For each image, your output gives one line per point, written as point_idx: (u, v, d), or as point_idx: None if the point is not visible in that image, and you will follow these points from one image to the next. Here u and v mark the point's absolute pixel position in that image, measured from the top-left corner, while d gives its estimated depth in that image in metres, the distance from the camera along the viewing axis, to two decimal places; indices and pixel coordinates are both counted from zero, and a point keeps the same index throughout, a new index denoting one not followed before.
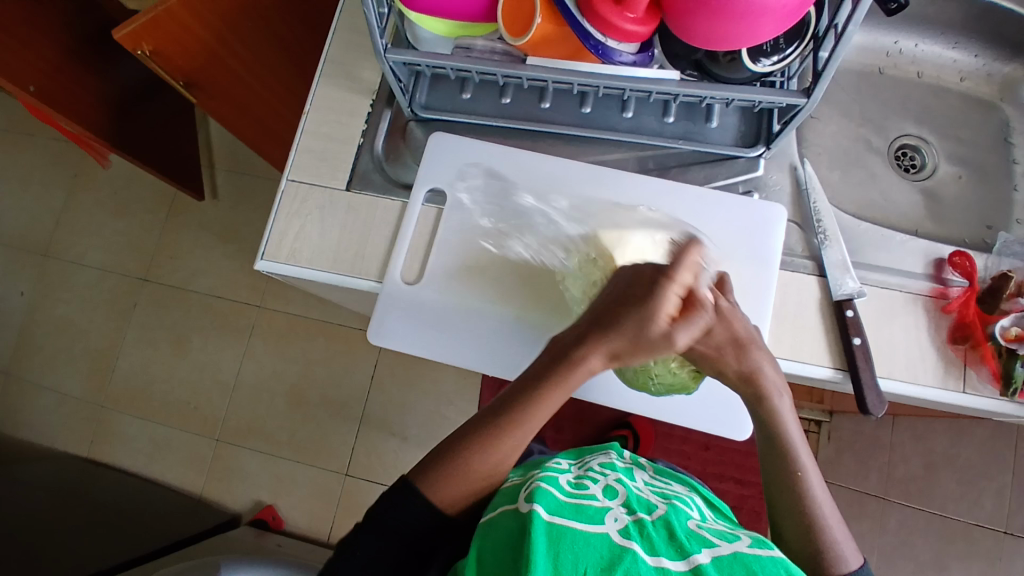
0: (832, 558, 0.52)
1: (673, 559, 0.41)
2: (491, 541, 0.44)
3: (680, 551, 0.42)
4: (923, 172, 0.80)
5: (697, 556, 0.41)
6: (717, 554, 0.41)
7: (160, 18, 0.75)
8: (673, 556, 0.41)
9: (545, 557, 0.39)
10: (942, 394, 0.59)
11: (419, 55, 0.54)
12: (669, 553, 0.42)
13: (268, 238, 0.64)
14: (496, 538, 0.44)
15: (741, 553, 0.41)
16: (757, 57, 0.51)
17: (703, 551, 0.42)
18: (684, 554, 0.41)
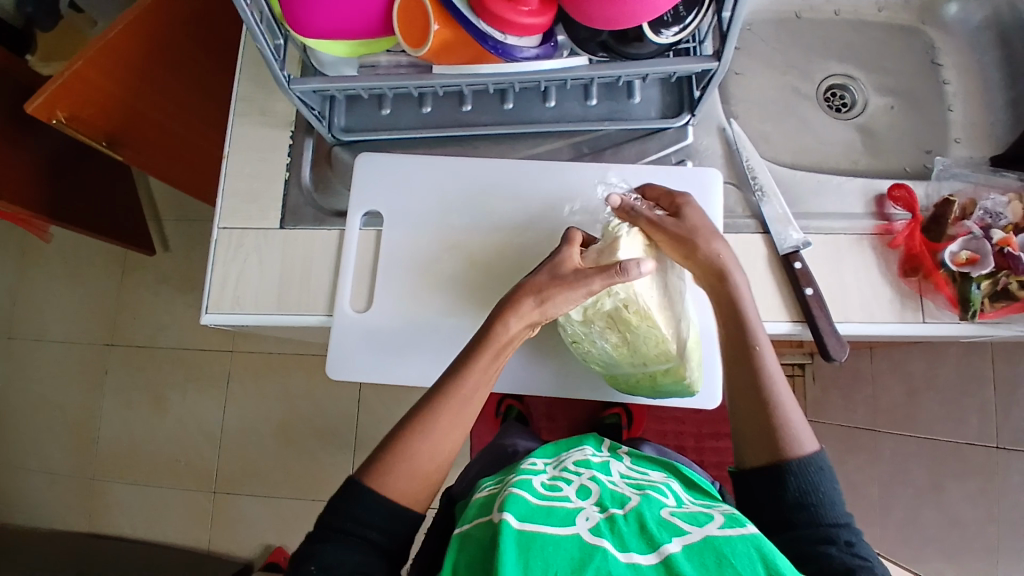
0: (790, 440, 0.53)
1: (644, 553, 0.41)
2: (464, 556, 0.43)
3: (650, 542, 0.42)
4: (854, 109, 0.80)
5: (668, 546, 0.41)
6: (687, 543, 0.41)
7: (66, 82, 0.73)
8: (644, 549, 0.41)
9: (515, 565, 0.38)
10: (899, 328, 0.60)
11: (326, 81, 0.53)
12: (640, 546, 0.42)
13: (209, 289, 0.63)
14: (470, 553, 0.43)
15: (713, 536, 0.42)
16: (658, 29, 0.49)
17: (673, 541, 0.42)
18: (654, 545, 0.41)
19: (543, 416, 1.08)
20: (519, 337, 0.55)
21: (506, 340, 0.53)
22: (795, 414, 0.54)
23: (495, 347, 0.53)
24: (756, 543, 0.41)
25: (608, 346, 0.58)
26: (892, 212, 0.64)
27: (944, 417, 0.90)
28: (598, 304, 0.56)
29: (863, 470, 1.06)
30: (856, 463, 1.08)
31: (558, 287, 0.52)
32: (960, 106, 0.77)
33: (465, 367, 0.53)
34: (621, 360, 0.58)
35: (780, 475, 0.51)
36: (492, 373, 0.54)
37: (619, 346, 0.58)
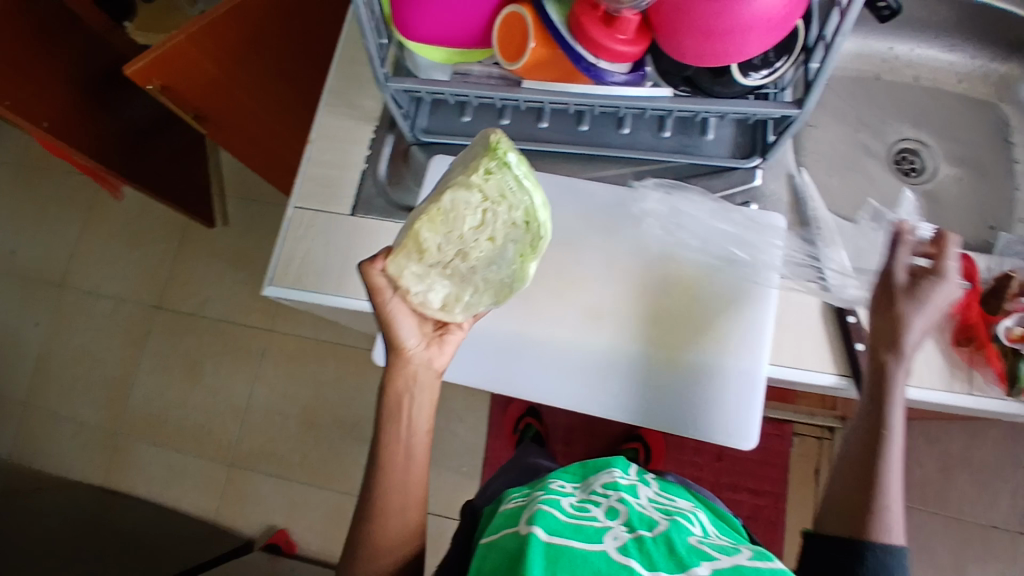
0: (879, 526, 0.51)
1: (673, 572, 0.42)
2: (491, 564, 0.44)
3: (679, 564, 0.43)
4: (923, 175, 0.80)
5: (697, 569, 0.42)
6: (717, 567, 0.42)
7: (170, 52, 0.78)
8: (673, 569, 0.42)
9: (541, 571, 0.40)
10: (953, 398, 0.59)
11: (420, 83, 0.56)
12: (668, 567, 0.43)
13: (274, 263, 0.65)
14: (495, 561, 0.44)
15: (742, 565, 0.43)
16: (746, 71, 0.51)
17: (702, 565, 0.43)
18: (682, 566, 0.42)
19: (562, 439, 1.10)
20: (408, 381, 0.55)
21: (390, 391, 0.55)
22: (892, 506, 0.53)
23: (389, 399, 0.55)
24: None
25: (480, 237, 0.54)
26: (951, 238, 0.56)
27: None
28: (424, 278, 0.54)
29: None
30: None
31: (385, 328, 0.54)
32: None
33: (392, 418, 0.56)
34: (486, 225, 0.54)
35: (857, 550, 0.50)
36: (418, 421, 0.56)
37: (473, 229, 0.54)
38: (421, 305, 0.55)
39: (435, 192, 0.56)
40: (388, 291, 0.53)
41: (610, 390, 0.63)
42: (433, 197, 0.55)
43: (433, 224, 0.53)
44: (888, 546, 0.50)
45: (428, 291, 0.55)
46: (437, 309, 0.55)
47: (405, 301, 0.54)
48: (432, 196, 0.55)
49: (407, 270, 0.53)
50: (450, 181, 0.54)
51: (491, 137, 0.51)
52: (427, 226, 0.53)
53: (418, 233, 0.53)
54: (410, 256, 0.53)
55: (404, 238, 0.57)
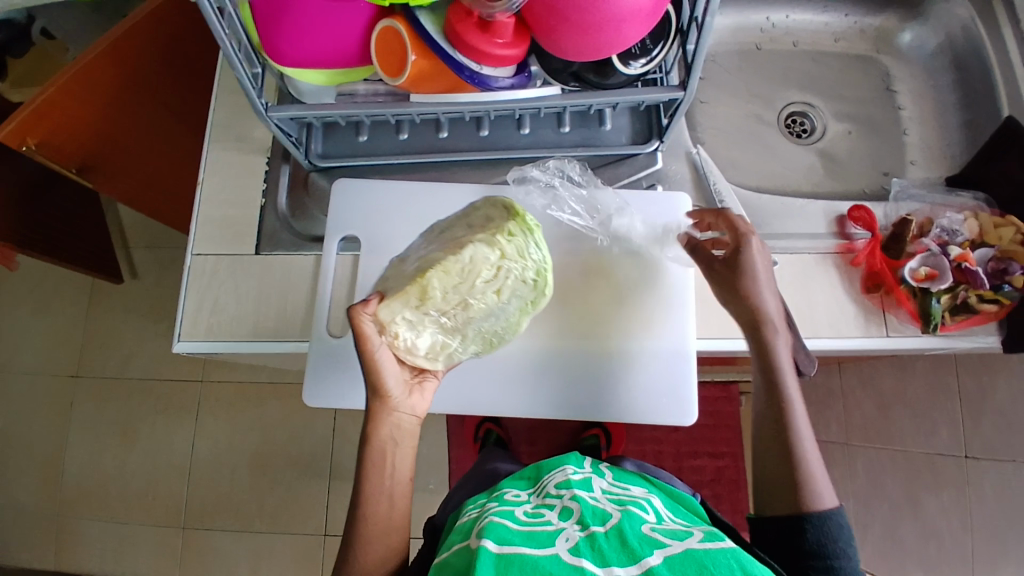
0: (813, 493, 0.53)
1: (625, 565, 0.41)
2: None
3: (631, 556, 0.42)
4: (814, 135, 0.83)
5: (649, 559, 0.41)
6: (668, 554, 0.41)
7: (39, 108, 0.72)
8: (625, 562, 0.41)
9: None
10: (865, 342, 0.62)
11: (304, 108, 0.53)
12: (621, 560, 0.42)
13: (181, 316, 0.62)
14: None
15: (693, 548, 0.42)
16: (627, 61, 0.51)
17: (654, 553, 0.42)
18: (635, 558, 0.41)
19: (523, 440, 1.06)
20: (390, 429, 0.53)
21: (372, 443, 0.53)
22: (820, 470, 0.54)
23: (372, 449, 0.53)
24: (737, 558, 0.41)
25: (488, 292, 0.55)
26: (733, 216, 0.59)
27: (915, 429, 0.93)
28: (415, 325, 0.54)
29: (839, 483, 1.07)
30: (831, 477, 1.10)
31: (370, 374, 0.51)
32: (915, 130, 0.82)
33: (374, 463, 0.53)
34: (498, 283, 0.55)
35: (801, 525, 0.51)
36: (403, 464, 0.54)
37: (486, 284, 0.54)
38: (405, 351, 0.54)
39: (435, 242, 0.57)
40: (376, 337, 0.51)
41: (548, 388, 0.63)
42: (435, 246, 0.56)
43: (443, 274, 0.53)
44: (821, 511, 0.52)
45: (416, 337, 0.54)
46: (422, 355, 0.54)
47: (392, 346, 0.53)
48: (432, 246, 0.56)
49: (399, 315, 0.52)
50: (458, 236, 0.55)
51: (514, 205, 0.56)
52: (439, 277, 0.53)
53: (426, 281, 0.52)
54: (407, 303, 0.53)
55: (392, 278, 0.56)
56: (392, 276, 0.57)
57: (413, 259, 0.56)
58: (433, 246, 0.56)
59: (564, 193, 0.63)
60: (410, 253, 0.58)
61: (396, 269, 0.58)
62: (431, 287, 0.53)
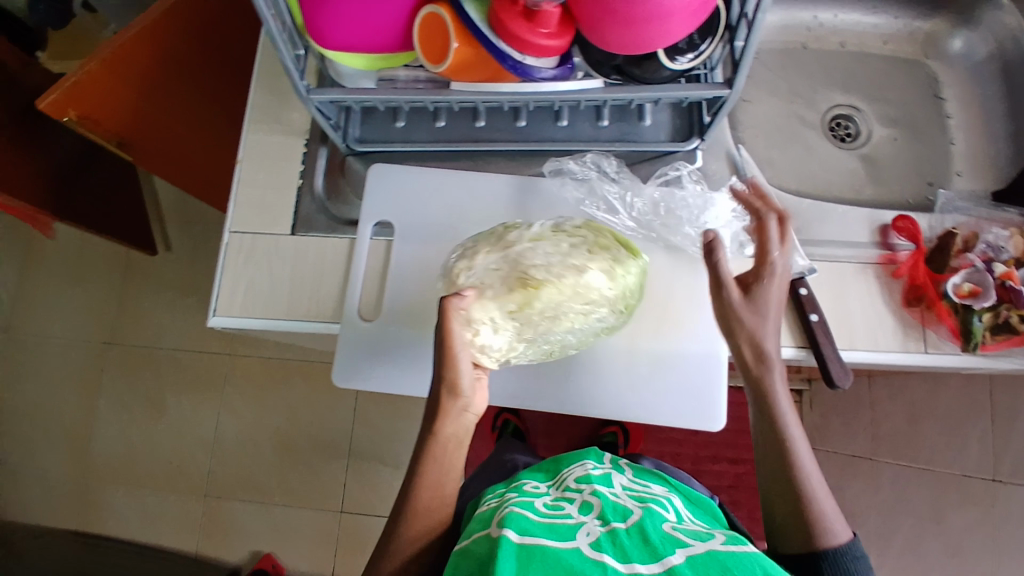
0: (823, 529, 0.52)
1: (647, 562, 0.40)
2: (462, 567, 0.43)
3: (654, 553, 0.41)
4: (858, 139, 0.81)
5: (672, 557, 0.41)
6: (690, 553, 0.41)
7: (81, 83, 0.74)
8: (647, 559, 0.41)
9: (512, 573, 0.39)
10: (904, 357, 0.60)
11: (345, 92, 0.53)
12: (643, 557, 0.41)
13: (217, 293, 0.63)
14: (469, 564, 0.42)
15: (717, 550, 0.41)
16: (673, 56, 0.50)
17: (676, 552, 0.41)
18: (657, 556, 0.41)
19: (541, 432, 1.05)
20: (456, 427, 0.54)
21: (440, 436, 0.53)
22: (829, 505, 0.53)
23: (437, 440, 0.53)
24: (760, 563, 0.40)
25: (575, 315, 0.57)
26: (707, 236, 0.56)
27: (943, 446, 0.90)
28: (497, 323, 0.55)
29: (861, 495, 1.05)
30: (853, 489, 1.08)
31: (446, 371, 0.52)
32: (963, 138, 0.79)
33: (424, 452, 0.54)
34: (592, 311, 0.57)
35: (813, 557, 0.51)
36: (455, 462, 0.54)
37: (581, 309, 0.56)
38: (479, 349, 0.55)
39: (544, 246, 0.57)
40: (463, 330, 0.53)
41: (574, 385, 0.63)
42: (545, 253, 0.56)
43: (552, 287, 0.55)
44: (835, 546, 0.51)
45: (494, 338, 0.55)
46: (493, 356, 0.56)
47: (471, 343, 0.54)
48: (542, 251, 0.57)
49: (490, 314, 0.55)
50: (573, 252, 0.57)
51: (629, 240, 0.59)
52: (550, 291, 0.55)
53: (536, 293, 0.55)
54: (502, 304, 0.55)
55: (485, 276, 0.56)
56: (484, 270, 0.56)
57: (520, 257, 0.56)
58: (544, 252, 0.56)
59: (599, 187, 0.63)
60: (508, 245, 0.57)
61: (491, 257, 0.57)
62: (529, 292, 0.55)
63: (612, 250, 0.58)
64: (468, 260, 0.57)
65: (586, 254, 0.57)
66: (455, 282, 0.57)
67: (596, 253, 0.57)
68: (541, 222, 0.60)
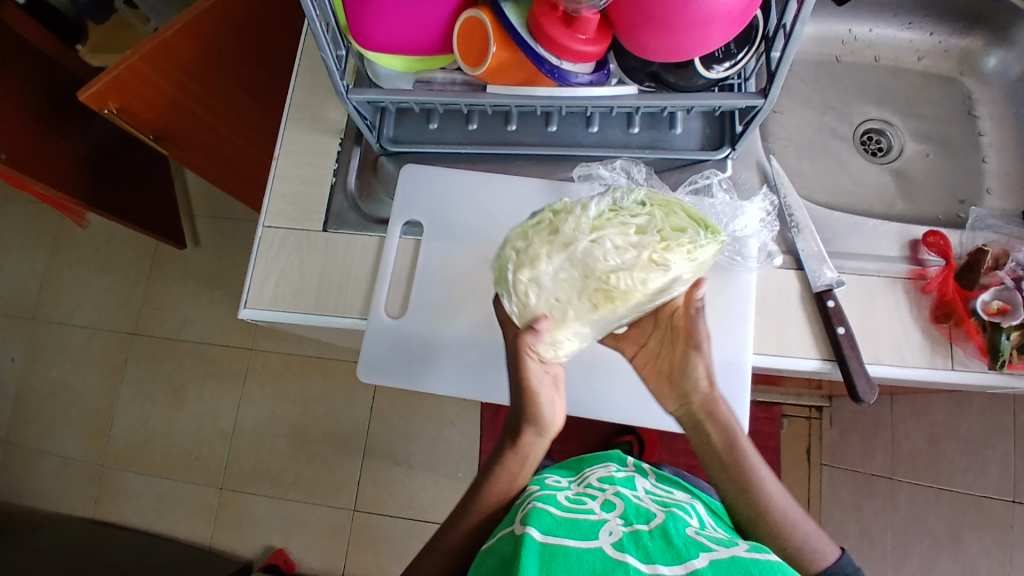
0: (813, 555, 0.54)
1: (670, 564, 0.40)
2: (486, 565, 0.43)
3: (677, 556, 0.41)
4: (890, 154, 0.81)
5: (695, 560, 0.41)
6: (714, 558, 0.41)
7: (122, 76, 0.76)
8: (670, 562, 0.41)
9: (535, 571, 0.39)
10: (931, 373, 0.60)
11: (382, 93, 0.54)
12: (665, 558, 0.41)
13: (249, 285, 0.64)
14: (490, 562, 0.43)
15: (741, 556, 0.41)
16: (709, 64, 0.51)
17: (700, 556, 0.41)
18: (680, 559, 0.41)
19: (555, 437, 1.06)
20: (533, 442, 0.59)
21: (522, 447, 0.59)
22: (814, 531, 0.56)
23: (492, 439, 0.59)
24: (784, 571, 0.39)
25: (648, 303, 0.55)
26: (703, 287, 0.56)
27: (962, 467, 0.89)
28: (569, 338, 0.55)
29: (880, 515, 1.04)
30: (872, 508, 1.06)
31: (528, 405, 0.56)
32: (996, 157, 0.78)
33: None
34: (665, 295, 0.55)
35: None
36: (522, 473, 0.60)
37: (655, 297, 0.54)
38: (556, 358, 0.57)
39: (610, 238, 0.51)
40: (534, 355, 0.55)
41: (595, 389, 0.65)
42: (614, 245, 0.51)
43: (629, 293, 0.52)
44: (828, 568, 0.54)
45: (569, 346, 0.56)
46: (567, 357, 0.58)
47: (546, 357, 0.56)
48: (609, 244, 0.51)
49: (564, 335, 0.55)
50: (643, 242, 0.51)
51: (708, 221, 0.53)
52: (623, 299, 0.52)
53: (616, 299, 0.52)
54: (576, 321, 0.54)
55: (556, 290, 0.52)
56: (553, 280, 0.52)
57: (585, 254, 0.51)
58: (611, 245, 0.51)
59: None
60: (568, 241, 0.52)
61: (553, 261, 0.52)
62: (604, 303, 0.52)
63: (684, 232, 0.52)
64: (530, 268, 0.52)
65: (658, 244, 0.51)
66: (525, 301, 0.53)
67: (668, 239, 0.52)
68: (599, 199, 0.53)
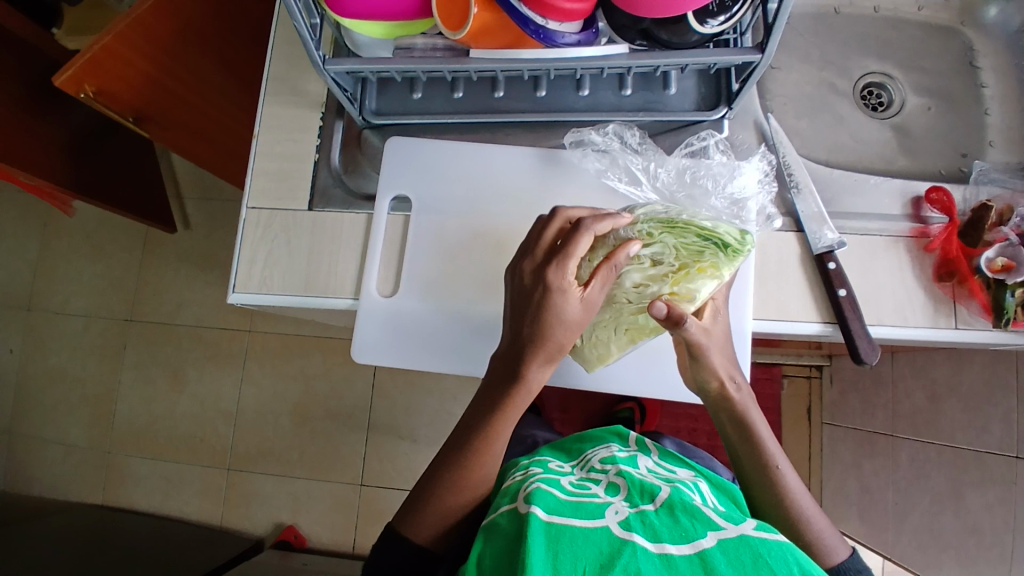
0: (823, 551, 0.54)
1: (678, 544, 0.40)
2: (490, 543, 0.43)
3: (685, 535, 0.41)
4: (891, 109, 0.78)
5: (703, 539, 0.40)
6: (723, 537, 0.40)
7: (95, 55, 0.73)
8: (678, 541, 0.40)
9: (542, 553, 0.38)
10: (933, 333, 0.59)
11: (361, 62, 0.52)
12: (673, 537, 0.41)
13: (236, 267, 0.63)
14: (496, 541, 0.43)
15: (748, 535, 0.40)
16: (704, 18, 0.48)
17: (708, 534, 0.40)
18: (688, 538, 0.40)
19: (557, 406, 1.06)
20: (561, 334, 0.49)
21: (526, 383, 0.51)
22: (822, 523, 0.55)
23: None
24: (794, 555, 0.38)
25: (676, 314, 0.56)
26: (661, 313, 0.49)
27: (963, 424, 0.89)
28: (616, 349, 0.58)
29: (882, 472, 1.04)
30: (874, 465, 1.07)
31: (554, 323, 0.47)
32: (998, 109, 0.76)
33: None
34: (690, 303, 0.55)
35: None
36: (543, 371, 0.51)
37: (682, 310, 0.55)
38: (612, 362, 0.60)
39: (628, 276, 0.52)
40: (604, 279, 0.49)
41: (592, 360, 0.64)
42: (633, 283, 0.52)
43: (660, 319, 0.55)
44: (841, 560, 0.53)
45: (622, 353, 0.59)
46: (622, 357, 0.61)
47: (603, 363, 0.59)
48: (629, 283, 0.52)
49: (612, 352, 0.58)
50: (662, 273, 0.52)
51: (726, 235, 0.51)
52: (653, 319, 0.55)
53: (648, 331, 0.57)
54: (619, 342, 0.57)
55: (593, 329, 0.57)
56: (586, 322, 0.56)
57: (611, 297, 0.54)
58: (631, 283, 0.52)
59: (622, 158, 0.59)
60: None
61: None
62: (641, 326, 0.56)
63: (703, 253, 0.51)
64: None
65: (676, 275, 0.52)
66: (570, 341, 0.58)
67: (689, 266, 0.52)
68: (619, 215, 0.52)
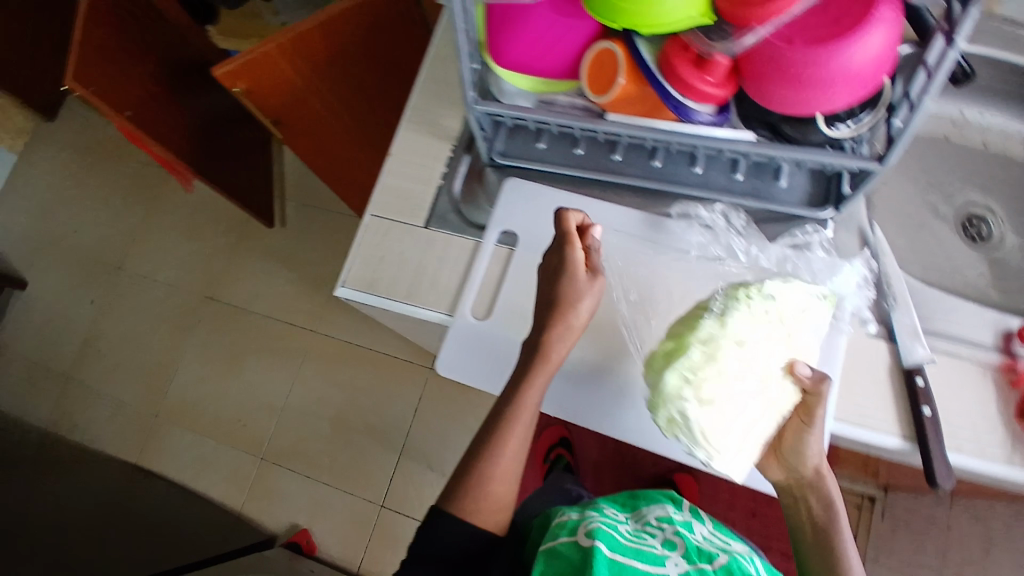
0: None
1: None
2: (552, 565, 0.46)
3: None
4: (989, 244, 0.79)
5: None
6: None
7: (257, 59, 0.83)
8: None
9: None
10: (1011, 472, 0.57)
11: (505, 108, 0.58)
12: None
13: (350, 266, 0.68)
14: (558, 565, 0.46)
15: None
16: (832, 122, 0.52)
17: None
18: None
19: (593, 471, 1.06)
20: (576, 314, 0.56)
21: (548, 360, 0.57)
22: None
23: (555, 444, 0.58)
24: None
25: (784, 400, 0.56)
26: (804, 368, 0.54)
27: None
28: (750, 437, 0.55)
29: None
30: None
31: (568, 287, 0.56)
32: None
33: (497, 441, 0.57)
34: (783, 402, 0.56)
35: None
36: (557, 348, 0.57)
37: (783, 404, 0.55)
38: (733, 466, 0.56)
39: (754, 342, 0.54)
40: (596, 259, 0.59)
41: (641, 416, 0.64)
42: (762, 350, 0.54)
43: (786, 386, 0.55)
44: None
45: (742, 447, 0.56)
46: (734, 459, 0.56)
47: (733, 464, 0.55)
48: (758, 350, 0.54)
49: (748, 439, 0.55)
50: (782, 336, 0.55)
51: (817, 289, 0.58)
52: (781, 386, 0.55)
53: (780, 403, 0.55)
54: (754, 427, 0.55)
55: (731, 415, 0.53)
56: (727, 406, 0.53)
57: (743, 369, 0.54)
58: (761, 348, 0.54)
59: (725, 237, 0.63)
60: (723, 364, 0.53)
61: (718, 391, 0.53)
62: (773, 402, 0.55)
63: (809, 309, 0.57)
64: (704, 403, 0.53)
65: (792, 334, 0.55)
66: (710, 439, 0.53)
67: (800, 325, 0.56)
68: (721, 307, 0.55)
